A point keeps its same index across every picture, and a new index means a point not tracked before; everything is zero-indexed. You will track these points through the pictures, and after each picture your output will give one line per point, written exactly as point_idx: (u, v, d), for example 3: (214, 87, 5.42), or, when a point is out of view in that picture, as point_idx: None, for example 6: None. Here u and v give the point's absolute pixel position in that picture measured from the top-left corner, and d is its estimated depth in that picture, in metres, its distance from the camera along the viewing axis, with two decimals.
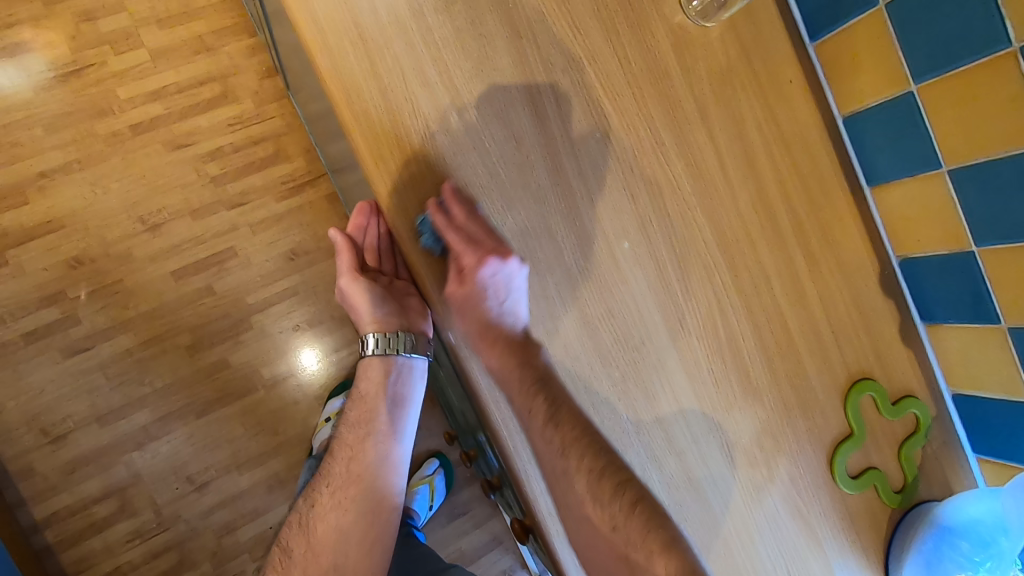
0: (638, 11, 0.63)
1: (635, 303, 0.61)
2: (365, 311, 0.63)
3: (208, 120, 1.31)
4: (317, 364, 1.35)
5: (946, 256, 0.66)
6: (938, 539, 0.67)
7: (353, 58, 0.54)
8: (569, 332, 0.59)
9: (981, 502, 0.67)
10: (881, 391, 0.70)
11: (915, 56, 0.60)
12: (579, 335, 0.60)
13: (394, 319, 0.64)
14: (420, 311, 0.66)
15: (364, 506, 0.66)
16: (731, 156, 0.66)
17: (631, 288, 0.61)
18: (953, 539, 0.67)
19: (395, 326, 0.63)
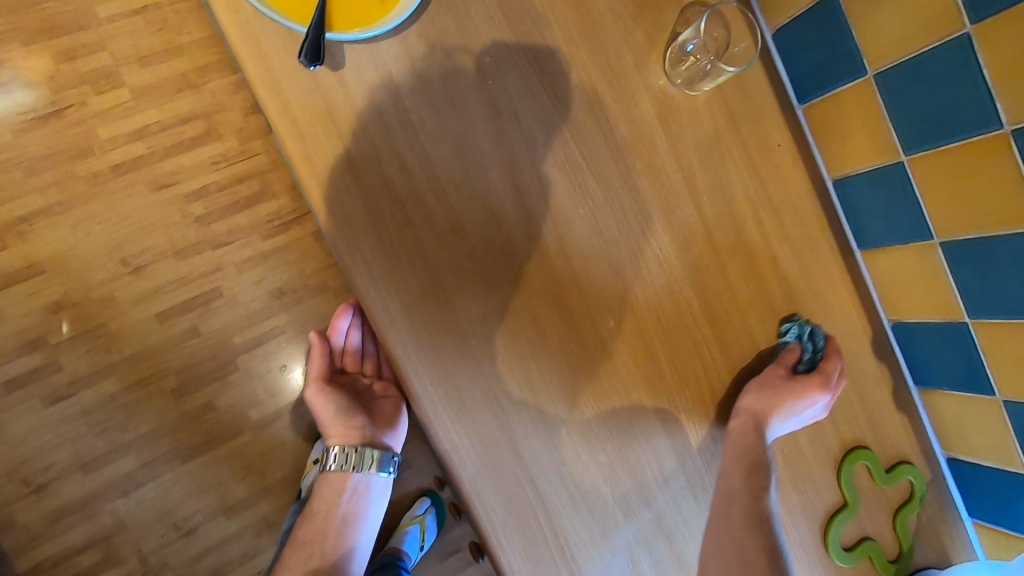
0: (622, 83, 0.61)
1: (623, 384, 0.60)
2: (330, 421, 0.71)
3: (192, 159, 1.28)
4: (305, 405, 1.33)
5: (939, 325, 0.65)
6: None
7: (327, 145, 0.53)
8: (555, 418, 0.58)
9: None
10: (875, 460, 0.69)
11: (904, 129, 0.59)
12: (564, 420, 0.58)
13: (356, 433, 0.70)
14: (384, 417, 0.73)
15: None
16: (719, 225, 0.65)
17: (619, 369, 0.60)
18: None
19: (355, 441, 0.69)
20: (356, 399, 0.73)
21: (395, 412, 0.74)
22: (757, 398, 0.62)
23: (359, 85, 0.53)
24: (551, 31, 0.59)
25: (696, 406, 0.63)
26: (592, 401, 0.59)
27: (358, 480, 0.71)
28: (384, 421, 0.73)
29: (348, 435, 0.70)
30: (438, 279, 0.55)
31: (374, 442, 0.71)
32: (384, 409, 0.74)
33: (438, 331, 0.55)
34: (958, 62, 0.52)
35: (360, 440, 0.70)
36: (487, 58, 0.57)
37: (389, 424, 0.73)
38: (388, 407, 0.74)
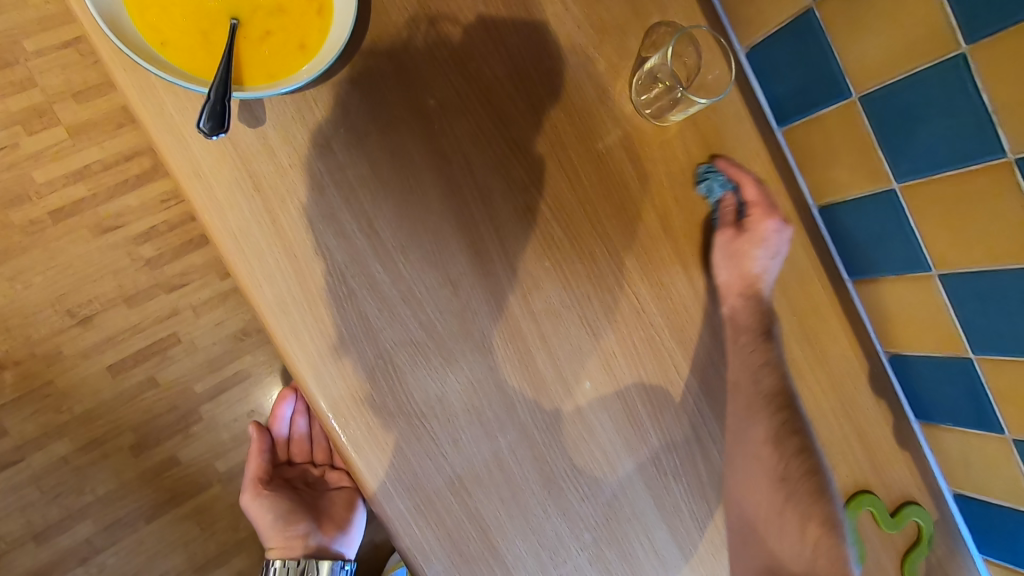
0: (584, 117, 0.56)
1: (603, 451, 0.54)
2: (270, 529, 0.65)
3: (138, 198, 1.20)
4: None
5: (941, 360, 0.60)
6: None
7: (250, 214, 0.46)
8: (531, 497, 0.52)
9: None
10: (879, 505, 0.64)
11: (895, 155, 0.54)
12: (539, 497, 0.52)
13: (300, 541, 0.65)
14: (336, 516, 0.70)
15: None
16: (699, 266, 0.59)
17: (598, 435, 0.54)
18: None
19: (299, 550, 0.64)
20: (299, 500, 0.68)
21: (346, 509, 0.71)
22: (731, 273, 0.58)
23: (285, 143, 0.47)
24: (503, 67, 0.53)
25: (685, 467, 0.58)
26: (570, 473, 0.53)
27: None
28: (334, 522, 0.69)
29: (290, 546, 0.64)
30: (389, 355, 0.49)
31: (322, 550, 0.67)
32: (332, 506, 0.71)
33: (393, 415, 0.49)
34: (954, 85, 0.47)
35: (303, 550, 0.65)
36: (432, 100, 0.51)
37: (338, 527, 0.69)
38: (338, 504, 0.71)
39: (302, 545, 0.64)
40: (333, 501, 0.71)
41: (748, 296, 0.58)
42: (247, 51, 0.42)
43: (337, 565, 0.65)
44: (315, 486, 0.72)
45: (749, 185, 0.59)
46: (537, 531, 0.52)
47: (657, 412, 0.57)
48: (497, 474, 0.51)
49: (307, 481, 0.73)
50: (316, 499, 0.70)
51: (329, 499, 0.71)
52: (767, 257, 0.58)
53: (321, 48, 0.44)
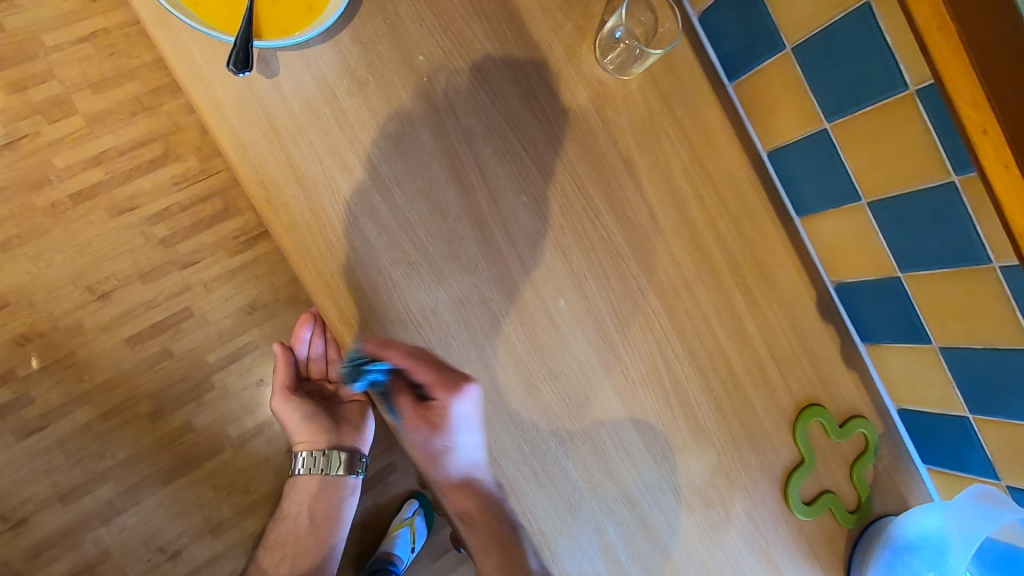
0: (555, 71, 0.64)
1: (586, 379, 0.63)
2: (298, 427, 0.75)
3: (151, 181, 1.28)
4: None
5: (876, 282, 0.68)
6: (892, 557, 0.69)
7: (268, 151, 0.54)
8: (513, 398, 0.60)
9: (929, 518, 0.69)
10: (828, 416, 0.71)
11: (824, 97, 0.62)
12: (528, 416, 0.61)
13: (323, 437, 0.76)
14: (352, 419, 0.79)
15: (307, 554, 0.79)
16: (660, 203, 0.67)
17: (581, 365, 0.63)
18: (905, 558, 0.69)
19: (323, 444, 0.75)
20: (322, 404, 0.77)
21: (362, 416, 0.79)
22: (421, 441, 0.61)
23: (296, 91, 0.55)
24: (481, 28, 0.61)
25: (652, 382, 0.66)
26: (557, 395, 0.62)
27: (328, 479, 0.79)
28: (351, 426, 0.78)
29: (315, 440, 0.76)
30: (388, 272, 0.57)
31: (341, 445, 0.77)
32: (348, 414, 0.79)
33: (393, 323, 0.57)
34: (864, 30, 0.55)
35: (326, 444, 0.76)
36: (420, 56, 0.59)
37: (355, 428, 0.79)
38: (353, 412, 0.79)
39: (326, 441, 0.75)
40: (349, 409, 0.79)
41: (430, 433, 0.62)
42: (265, 11, 0.51)
43: (353, 457, 0.79)
44: (334, 396, 0.79)
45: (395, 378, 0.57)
46: (518, 427, 0.60)
47: (631, 339, 0.65)
48: (491, 391, 0.60)
49: (327, 392, 0.79)
50: (334, 406, 0.78)
51: (346, 408, 0.79)
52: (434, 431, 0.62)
53: (327, 6, 0.52)
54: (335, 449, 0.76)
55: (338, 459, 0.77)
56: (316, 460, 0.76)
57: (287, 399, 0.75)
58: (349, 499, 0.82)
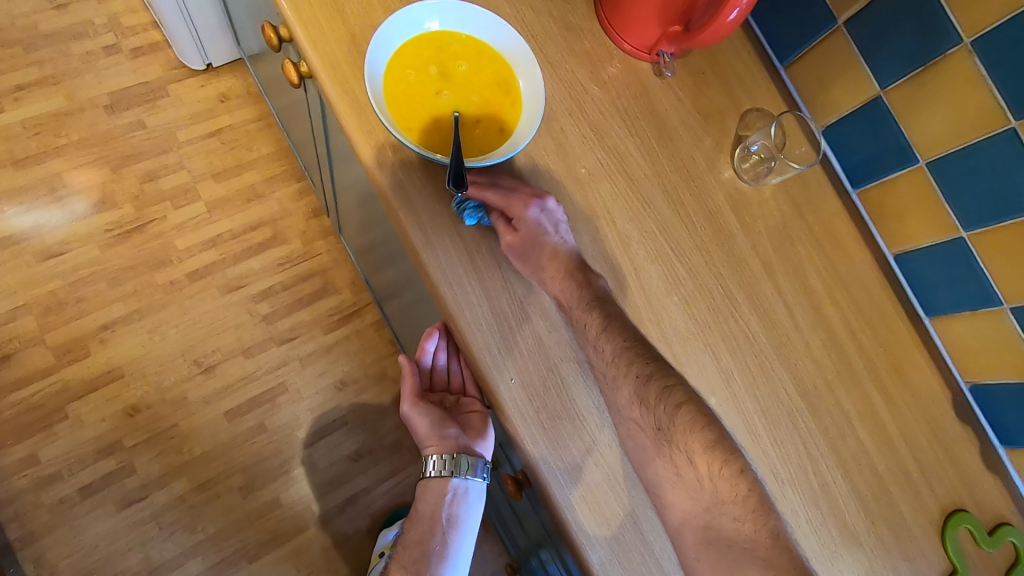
0: (698, 180, 0.70)
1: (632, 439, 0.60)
2: (426, 434, 0.72)
3: (260, 262, 1.37)
4: (343, 465, 1.33)
5: (1019, 385, 0.68)
6: None
7: (454, 254, 0.60)
8: None
9: None
10: (976, 523, 0.69)
11: (962, 209, 0.66)
12: (646, 557, 0.59)
13: (452, 440, 0.71)
14: (480, 425, 0.74)
15: (428, 562, 0.71)
16: (796, 302, 0.70)
17: (584, 476, 0.59)
18: None
19: (453, 448, 0.70)
20: (446, 411, 0.74)
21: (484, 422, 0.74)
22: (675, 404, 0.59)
23: None
24: (633, 145, 0.68)
25: (582, 275, 0.60)
26: (571, 491, 0.59)
27: (457, 485, 0.72)
28: (475, 431, 0.73)
29: (444, 445, 0.71)
30: (557, 368, 0.61)
31: (469, 449, 0.72)
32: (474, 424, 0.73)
33: (561, 418, 0.60)
34: (1008, 151, 0.60)
35: (455, 447, 0.71)
36: (583, 169, 0.66)
37: (479, 432, 0.73)
38: (476, 417, 0.75)
39: (453, 444, 0.70)
40: (472, 416, 0.74)
41: (566, 277, 0.60)
42: (468, 134, 0.59)
43: (481, 461, 0.71)
44: (456, 406, 0.76)
45: (485, 194, 0.60)
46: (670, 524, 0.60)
47: (527, 388, 0.60)
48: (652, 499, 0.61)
49: (449, 402, 0.76)
50: (456, 414, 0.75)
51: (468, 413, 0.75)
52: (538, 206, 0.59)
53: (516, 131, 0.60)
54: (463, 452, 0.71)
55: (467, 463, 0.70)
56: (447, 464, 0.70)
57: (415, 404, 0.73)
58: (475, 502, 0.74)
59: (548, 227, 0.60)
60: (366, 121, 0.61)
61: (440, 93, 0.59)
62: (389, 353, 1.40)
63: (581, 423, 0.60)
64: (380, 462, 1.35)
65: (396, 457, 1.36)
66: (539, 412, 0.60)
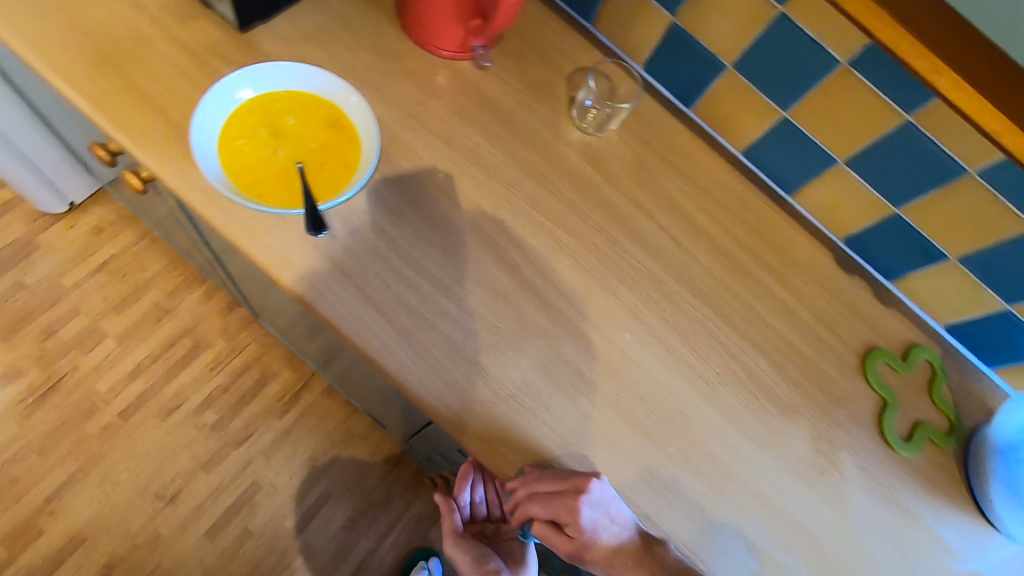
0: (547, 148, 0.75)
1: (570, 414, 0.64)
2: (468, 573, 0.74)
3: (190, 375, 1.34)
4: (341, 537, 1.31)
5: (878, 224, 0.77)
6: None
7: (344, 291, 0.63)
8: (607, 425, 0.64)
9: None
10: (889, 354, 0.77)
11: (775, 94, 0.74)
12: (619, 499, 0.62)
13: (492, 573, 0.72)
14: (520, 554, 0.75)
15: None
16: (671, 223, 0.76)
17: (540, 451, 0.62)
18: None
19: None
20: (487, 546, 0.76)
21: (524, 548, 0.76)
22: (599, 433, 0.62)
23: (352, 235, 0.64)
24: (478, 138, 0.73)
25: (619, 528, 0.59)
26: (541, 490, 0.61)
27: None
28: (517, 561, 0.75)
29: None
30: (476, 359, 0.64)
31: None
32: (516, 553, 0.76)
33: (495, 403, 0.63)
34: (786, 33, 0.68)
35: None
36: (440, 173, 0.70)
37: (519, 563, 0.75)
38: (517, 547, 0.77)
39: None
40: (513, 547, 0.77)
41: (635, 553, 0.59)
42: (314, 179, 0.61)
43: None
44: (496, 534, 0.80)
45: (530, 505, 0.61)
46: (627, 456, 0.64)
47: (456, 389, 0.62)
48: (604, 444, 0.64)
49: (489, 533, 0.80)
50: (499, 546, 0.78)
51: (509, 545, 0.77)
52: (587, 506, 0.58)
53: (360, 162, 0.63)
54: None
55: None
56: None
57: (456, 541, 0.76)
58: None
59: (602, 523, 0.58)
60: (218, 200, 0.62)
61: (276, 151, 0.62)
62: (350, 413, 1.39)
63: (516, 403, 0.63)
64: (377, 519, 1.33)
65: (391, 506, 1.35)
66: (476, 408, 0.62)
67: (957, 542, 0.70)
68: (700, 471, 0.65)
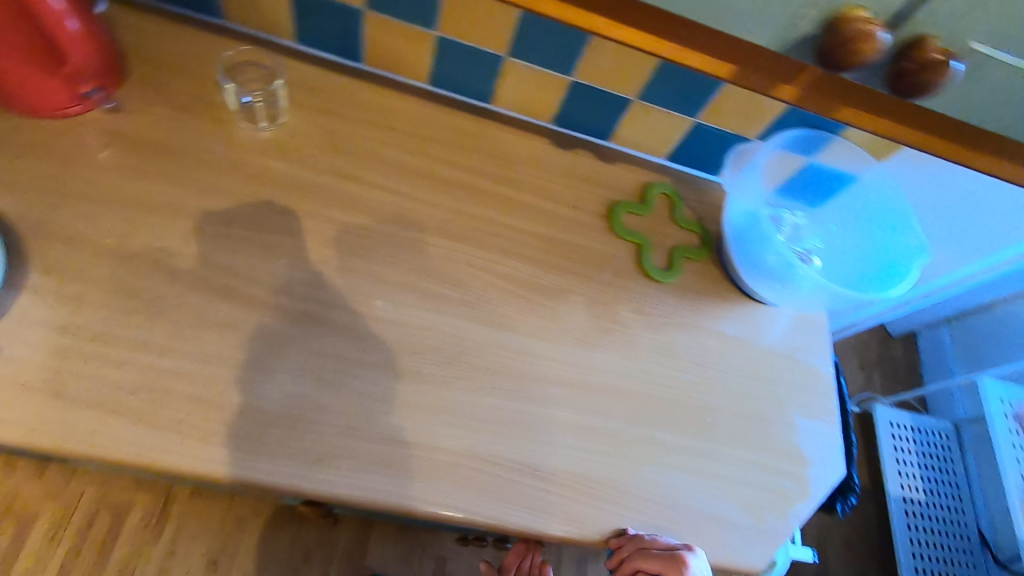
0: (224, 161, 0.70)
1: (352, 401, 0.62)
2: None
3: (27, 555, 1.14)
4: None
5: (567, 97, 0.81)
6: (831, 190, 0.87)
7: (47, 407, 0.56)
8: (393, 391, 0.64)
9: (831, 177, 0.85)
10: (627, 203, 0.84)
11: (415, 18, 0.73)
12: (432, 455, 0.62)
13: None
14: None
15: None
16: (385, 178, 0.75)
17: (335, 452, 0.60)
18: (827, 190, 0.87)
19: None
20: None
21: None
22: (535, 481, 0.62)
23: (33, 346, 0.57)
24: (142, 184, 0.67)
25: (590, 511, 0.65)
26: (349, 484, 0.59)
27: None
28: None
29: None
30: (231, 400, 0.60)
31: None
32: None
33: (269, 431, 0.59)
34: None
35: None
36: (111, 238, 0.63)
37: None
38: None
39: None
40: None
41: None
42: None
43: None
44: None
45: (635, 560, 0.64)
46: (425, 410, 0.64)
47: (222, 438, 0.58)
48: (398, 411, 0.63)
49: None
50: None
51: None
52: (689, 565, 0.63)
53: None
54: None
55: None
56: None
57: None
58: None
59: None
60: None
61: None
62: (232, 501, 1.25)
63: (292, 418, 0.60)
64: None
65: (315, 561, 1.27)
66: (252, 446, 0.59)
67: (736, 329, 0.80)
68: (498, 388, 0.67)
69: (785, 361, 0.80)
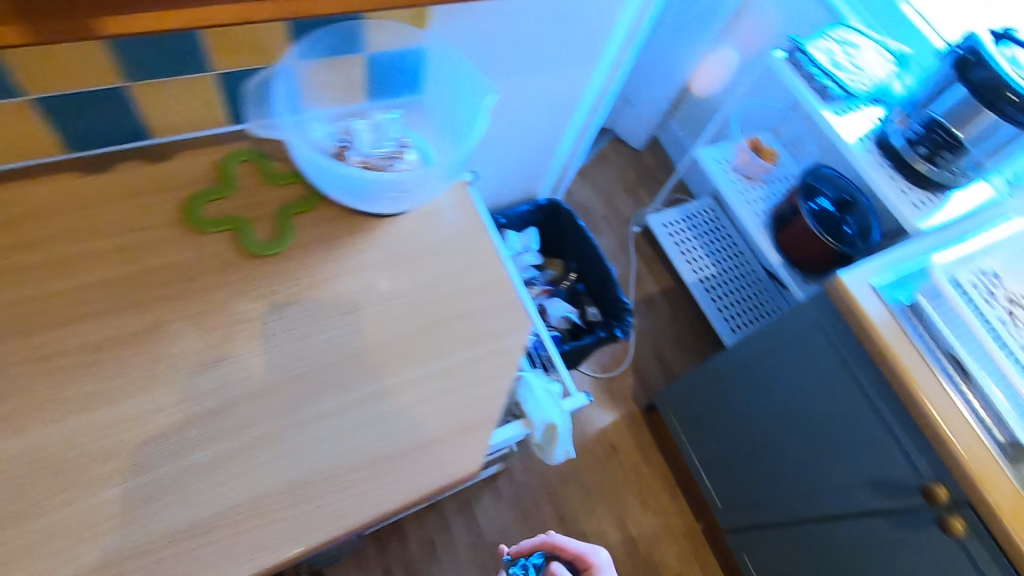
0: None
1: None
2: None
3: None
4: None
5: (52, 117, 0.67)
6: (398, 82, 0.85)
7: None
8: None
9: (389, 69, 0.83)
10: (204, 193, 0.74)
11: None
12: None
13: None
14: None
15: None
16: None
17: None
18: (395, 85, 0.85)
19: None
20: None
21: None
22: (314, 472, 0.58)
23: None
24: None
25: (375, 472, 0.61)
26: None
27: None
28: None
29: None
30: None
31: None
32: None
33: None
34: None
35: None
36: None
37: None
38: None
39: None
40: None
41: None
42: None
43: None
44: None
45: None
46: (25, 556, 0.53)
47: None
48: None
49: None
50: None
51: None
52: None
53: None
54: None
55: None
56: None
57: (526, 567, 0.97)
58: None
59: None
60: None
61: None
62: None
63: None
64: None
65: None
66: None
67: (384, 254, 0.76)
68: (112, 476, 0.57)
69: (457, 244, 0.79)
